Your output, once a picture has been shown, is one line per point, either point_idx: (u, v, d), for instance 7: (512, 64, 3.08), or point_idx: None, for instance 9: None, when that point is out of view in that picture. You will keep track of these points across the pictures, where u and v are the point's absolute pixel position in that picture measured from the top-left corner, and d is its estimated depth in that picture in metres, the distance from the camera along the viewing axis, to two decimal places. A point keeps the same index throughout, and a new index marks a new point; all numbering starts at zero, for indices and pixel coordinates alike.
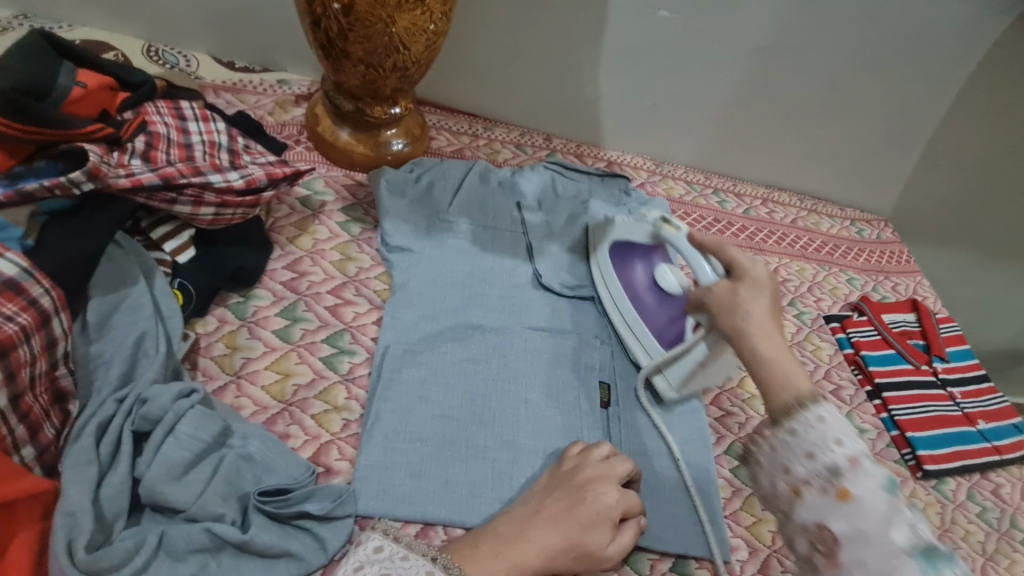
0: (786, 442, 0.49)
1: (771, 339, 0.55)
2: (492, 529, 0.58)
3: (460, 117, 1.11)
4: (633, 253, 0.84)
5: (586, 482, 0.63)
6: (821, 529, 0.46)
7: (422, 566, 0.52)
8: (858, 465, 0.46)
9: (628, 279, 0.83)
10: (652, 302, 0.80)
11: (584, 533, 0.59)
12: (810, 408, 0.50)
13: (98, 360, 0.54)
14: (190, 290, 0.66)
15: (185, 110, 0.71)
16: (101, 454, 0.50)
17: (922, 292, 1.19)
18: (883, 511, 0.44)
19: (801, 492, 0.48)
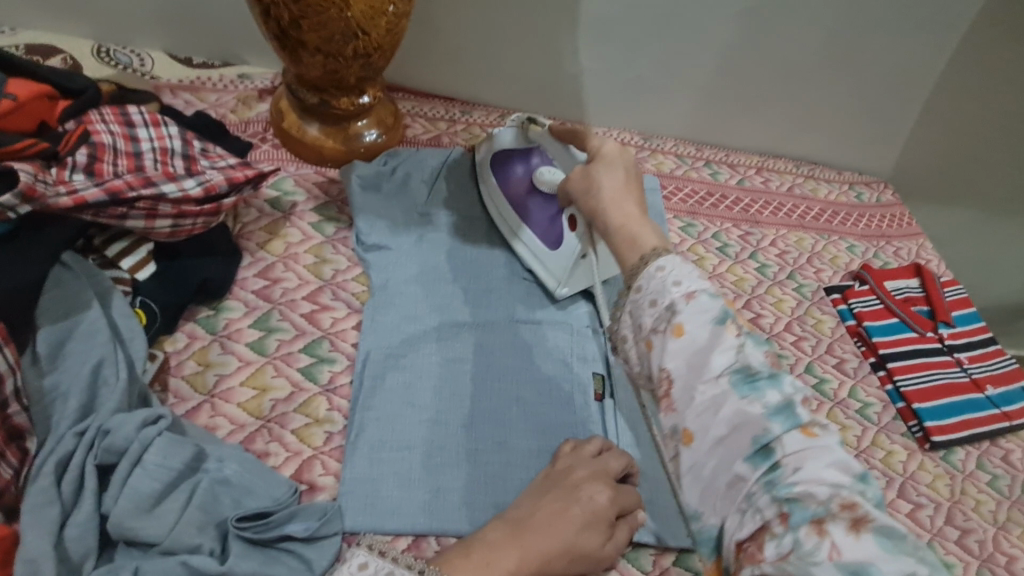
0: (635, 298, 0.50)
1: (618, 207, 0.58)
2: (483, 536, 0.56)
3: (435, 101, 1.06)
4: (510, 158, 0.83)
5: (579, 482, 0.60)
6: (662, 373, 0.46)
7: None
8: (692, 301, 0.46)
9: (508, 184, 0.83)
10: (533, 206, 0.80)
11: (579, 536, 0.56)
12: (651, 261, 0.50)
13: (55, 393, 0.51)
14: (154, 308, 0.63)
15: (133, 115, 0.66)
16: (63, 493, 0.47)
17: (925, 256, 1.15)
18: (707, 344, 0.44)
19: (650, 343, 0.48)
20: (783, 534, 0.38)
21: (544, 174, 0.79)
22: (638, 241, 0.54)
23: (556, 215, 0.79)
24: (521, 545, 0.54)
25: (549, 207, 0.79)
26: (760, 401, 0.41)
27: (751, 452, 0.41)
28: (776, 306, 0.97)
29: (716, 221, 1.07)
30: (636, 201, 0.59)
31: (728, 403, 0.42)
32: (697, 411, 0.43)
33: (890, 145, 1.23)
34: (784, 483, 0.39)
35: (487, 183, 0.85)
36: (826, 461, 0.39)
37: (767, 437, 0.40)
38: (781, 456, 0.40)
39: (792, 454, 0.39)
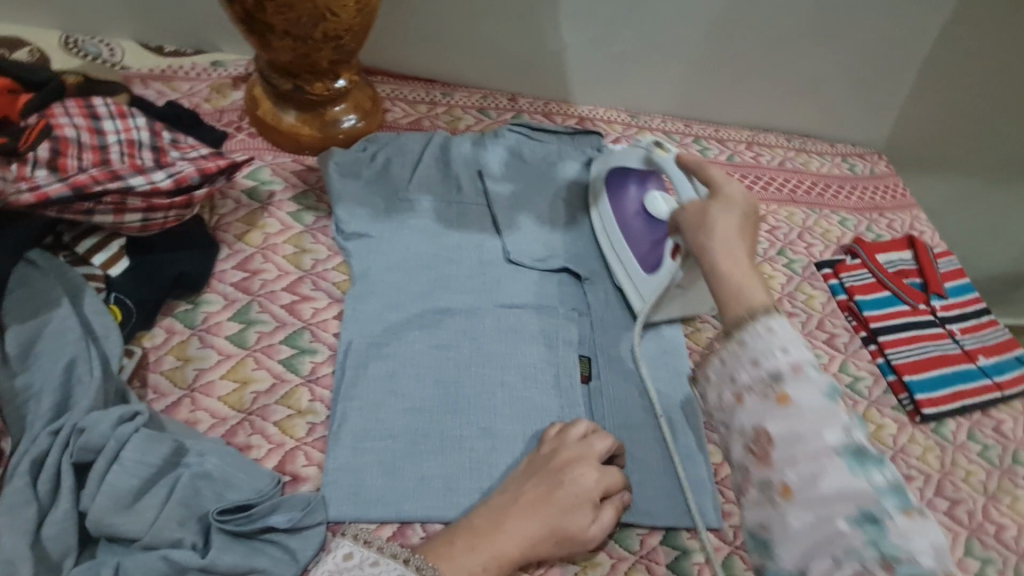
0: (734, 352, 0.50)
1: (731, 257, 0.56)
2: (467, 523, 0.56)
3: (415, 84, 1.04)
4: (628, 178, 0.83)
5: (564, 463, 0.60)
6: (758, 431, 0.47)
7: (395, 570, 0.51)
8: (801, 373, 0.47)
9: (621, 204, 0.83)
10: (640, 227, 0.80)
11: (563, 518, 0.57)
12: (761, 320, 0.50)
13: (27, 393, 0.51)
14: (128, 305, 0.62)
15: (98, 107, 0.65)
16: (40, 493, 0.47)
17: (919, 228, 1.13)
18: (820, 415, 0.45)
19: (743, 400, 0.49)
20: None
21: (660, 200, 0.78)
22: (745, 294, 0.53)
23: (659, 241, 0.77)
24: (504, 530, 0.55)
25: (656, 232, 0.78)
26: (868, 477, 0.42)
27: (858, 516, 0.41)
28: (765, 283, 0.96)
29: None
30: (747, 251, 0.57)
31: (838, 473, 0.43)
32: (798, 468, 0.44)
33: (884, 115, 1.20)
34: (894, 553, 0.40)
35: (598, 201, 0.86)
36: (927, 541, 0.41)
37: (879, 511, 0.41)
38: (888, 527, 0.41)
39: (906, 535, 0.40)
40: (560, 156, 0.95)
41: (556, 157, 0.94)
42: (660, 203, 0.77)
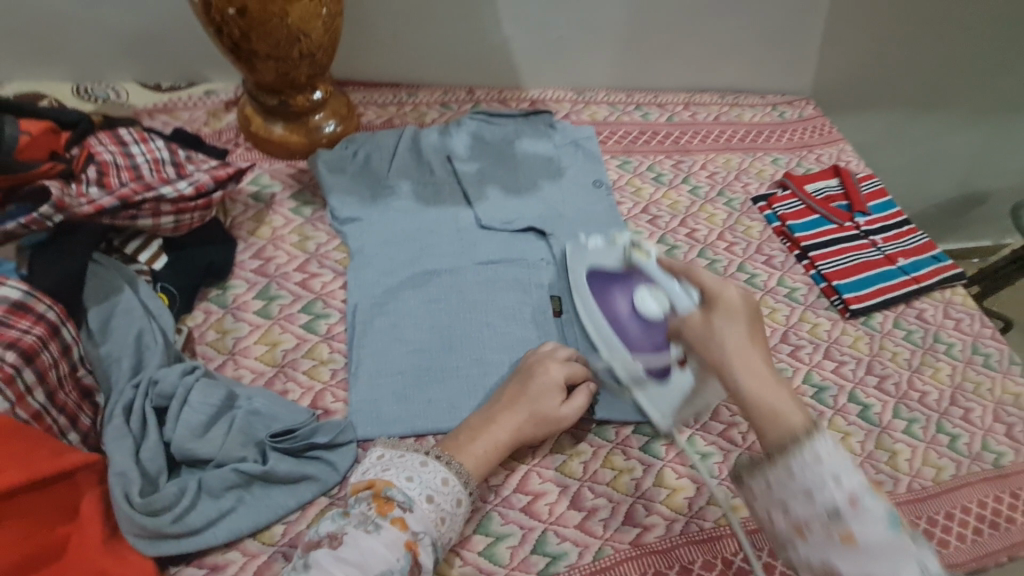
0: (783, 481, 0.54)
1: (754, 375, 0.59)
2: (466, 423, 0.70)
3: (383, 89, 1.17)
4: (611, 283, 0.84)
5: (532, 365, 0.74)
6: (828, 567, 0.52)
7: (418, 458, 0.65)
8: (859, 509, 0.51)
9: (610, 309, 0.83)
10: (636, 331, 0.79)
11: (540, 403, 0.71)
12: (805, 444, 0.54)
13: (109, 359, 0.64)
14: (173, 291, 0.75)
15: (124, 136, 0.78)
16: (133, 428, 0.61)
17: (845, 158, 1.28)
18: (885, 555, 0.49)
19: (805, 535, 0.53)
20: None
21: (648, 299, 0.78)
22: (783, 417, 0.55)
23: (660, 343, 0.77)
24: (495, 423, 0.69)
25: (655, 333, 0.77)
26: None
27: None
28: (708, 221, 1.10)
29: (650, 155, 1.19)
30: (764, 357, 0.61)
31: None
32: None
33: (802, 64, 1.35)
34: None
35: (584, 302, 0.86)
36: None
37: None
38: None
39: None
40: (517, 134, 1.10)
41: (513, 136, 1.09)
42: (650, 301, 0.78)
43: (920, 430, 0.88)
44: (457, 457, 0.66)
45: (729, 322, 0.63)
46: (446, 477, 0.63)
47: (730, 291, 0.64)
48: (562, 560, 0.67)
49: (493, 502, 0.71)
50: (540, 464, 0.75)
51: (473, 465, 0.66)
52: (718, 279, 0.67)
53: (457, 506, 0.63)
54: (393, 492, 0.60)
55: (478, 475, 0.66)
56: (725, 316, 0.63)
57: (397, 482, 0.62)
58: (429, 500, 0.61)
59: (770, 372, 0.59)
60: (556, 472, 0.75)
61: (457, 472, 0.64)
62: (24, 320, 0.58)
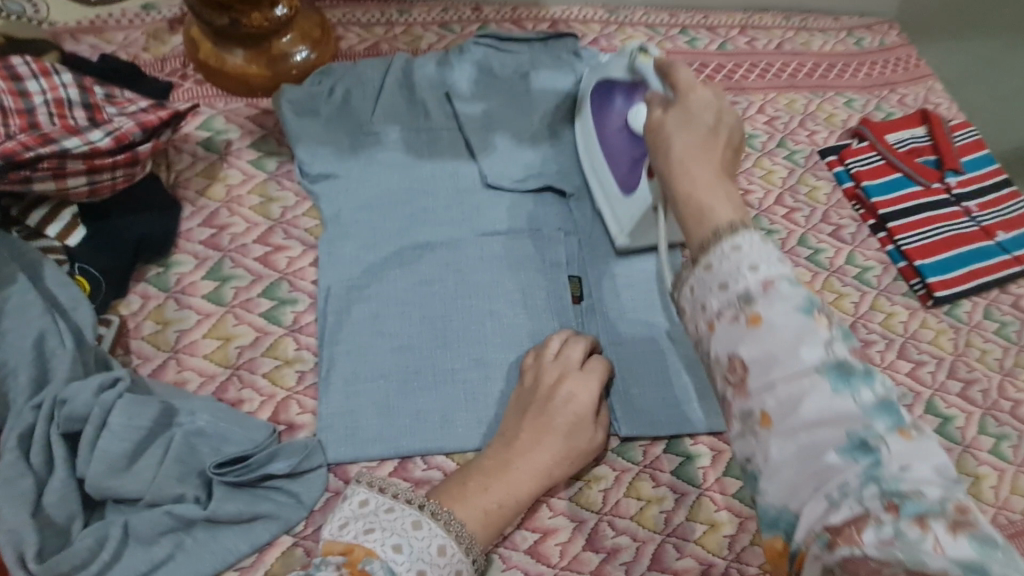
0: (700, 277, 0.43)
1: (694, 171, 0.49)
2: (478, 463, 0.57)
3: (368, 4, 0.93)
4: (614, 90, 0.76)
5: (554, 383, 0.61)
6: (730, 358, 0.41)
7: (410, 515, 0.50)
8: (773, 288, 0.40)
9: (606, 118, 0.76)
10: (621, 143, 0.74)
11: (571, 439, 0.58)
12: (727, 238, 0.43)
13: (4, 370, 0.50)
14: (95, 274, 0.60)
15: (18, 67, 0.59)
16: (34, 465, 0.48)
17: (934, 101, 1.05)
18: (795, 329, 0.38)
19: (714, 325, 0.42)
20: (885, 524, 0.33)
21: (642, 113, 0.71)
22: (711, 215, 0.45)
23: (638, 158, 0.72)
24: (514, 469, 0.56)
25: (636, 149, 0.72)
26: (853, 395, 0.36)
27: (848, 446, 0.36)
28: (764, 179, 0.90)
29: None
30: (723, 177, 0.49)
31: (820, 393, 0.37)
32: (775, 394, 0.38)
33: None
34: (890, 479, 0.34)
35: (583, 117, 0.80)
36: (926, 461, 0.35)
37: (868, 433, 0.36)
38: (883, 453, 0.35)
39: (898, 454, 0.35)
40: (533, 65, 0.88)
41: (528, 66, 0.88)
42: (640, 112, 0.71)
43: (1009, 450, 0.73)
44: (464, 518, 0.53)
45: (698, 122, 0.53)
46: (444, 545, 0.50)
47: (701, 89, 0.55)
48: None
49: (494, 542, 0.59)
50: (551, 494, 0.61)
51: (484, 526, 0.53)
52: (695, 80, 0.58)
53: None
54: (373, 563, 0.46)
55: (490, 535, 0.54)
56: (688, 112, 0.54)
57: (380, 551, 0.47)
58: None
59: (721, 178, 0.49)
60: (571, 502, 0.62)
61: (461, 537, 0.51)
62: None
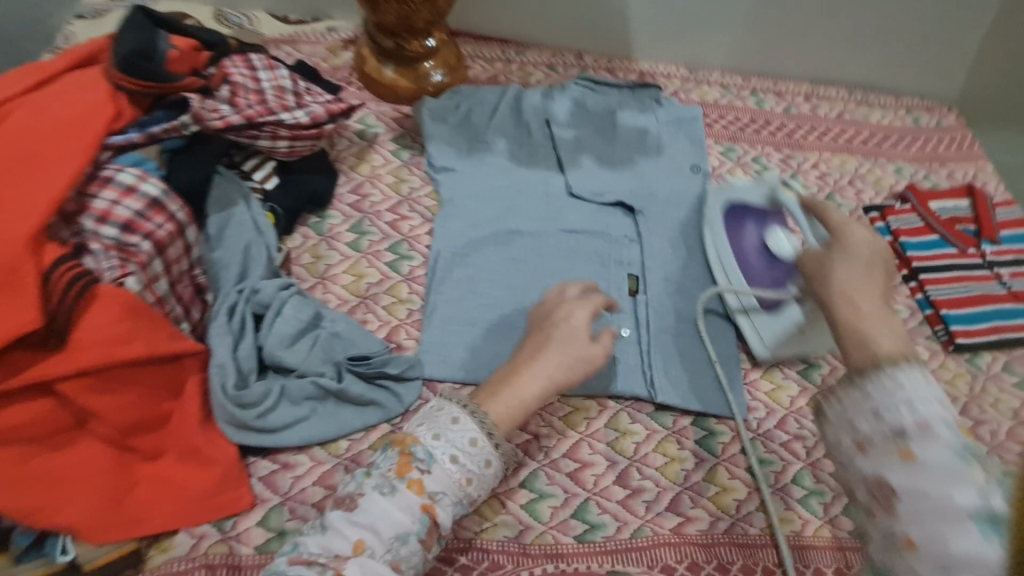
0: (856, 399, 0.50)
1: (865, 304, 0.55)
2: (493, 377, 0.66)
3: (493, 44, 1.15)
4: (746, 215, 0.87)
5: (552, 310, 0.70)
6: (879, 481, 0.47)
7: (452, 413, 0.61)
8: (927, 430, 0.46)
9: (739, 240, 0.86)
10: (760, 264, 0.84)
11: (565, 347, 0.67)
12: (888, 371, 0.50)
13: (221, 263, 0.70)
14: (279, 211, 0.81)
15: (254, 61, 0.81)
16: (233, 328, 0.67)
17: (981, 179, 1.15)
18: (949, 469, 0.44)
19: (865, 448, 0.49)
20: None
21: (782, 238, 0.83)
22: (872, 343, 0.52)
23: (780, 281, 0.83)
24: (525, 375, 0.65)
25: (778, 268, 0.83)
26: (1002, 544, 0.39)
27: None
28: None
29: (758, 146, 1.12)
30: (884, 303, 0.56)
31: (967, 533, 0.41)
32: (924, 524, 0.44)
33: (952, 65, 1.22)
34: None
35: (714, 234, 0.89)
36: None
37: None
38: None
39: None
40: (620, 106, 1.07)
41: (615, 106, 1.06)
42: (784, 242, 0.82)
43: None
44: (492, 412, 0.62)
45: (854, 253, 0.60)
46: (476, 437, 0.60)
47: (855, 229, 0.62)
48: (600, 531, 0.69)
49: (541, 462, 0.73)
50: (592, 437, 0.75)
51: (507, 417, 0.63)
52: (848, 220, 0.64)
53: (485, 467, 0.59)
54: (415, 449, 0.58)
55: (512, 424, 0.63)
56: (846, 250, 0.60)
57: (422, 439, 0.59)
58: (453, 461, 0.58)
59: (883, 309, 0.55)
60: (607, 446, 0.75)
61: (484, 425, 0.61)
62: (159, 216, 0.60)
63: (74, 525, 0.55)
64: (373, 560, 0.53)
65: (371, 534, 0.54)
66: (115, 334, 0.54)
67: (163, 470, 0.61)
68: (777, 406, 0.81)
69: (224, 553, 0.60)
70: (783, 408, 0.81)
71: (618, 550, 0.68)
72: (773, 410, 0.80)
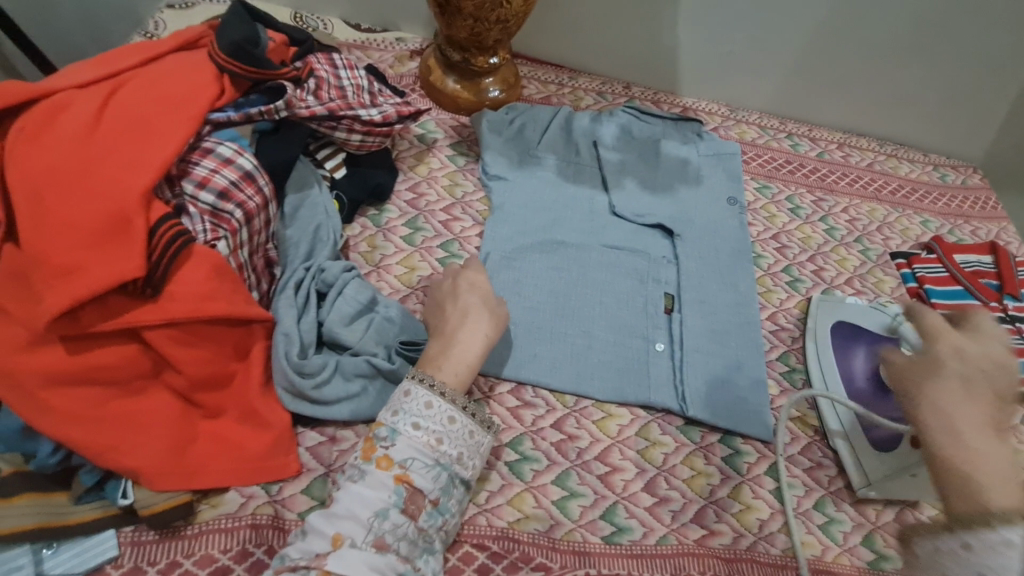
0: None
1: (966, 445, 0.50)
2: (428, 349, 0.70)
3: (548, 68, 1.22)
4: (857, 339, 0.87)
5: (454, 285, 0.75)
6: None
7: (403, 391, 0.65)
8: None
9: (847, 363, 0.86)
10: (869, 392, 0.82)
11: (476, 311, 0.72)
12: (995, 531, 0.45)
13: (291, 241, 0.74)
14: (344, 200, 0.85)
15: (337, 61, 0.87)
16: (298, 301, 0.70)
17: (1004, 238, 1.19)
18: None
19: None
20: None
21: None
22: (979, 497, 0.48)
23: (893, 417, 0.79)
24: (460, 342, 0.69)
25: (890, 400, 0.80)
26: None
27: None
28: (839, 263, 1.07)
29: (792, 186, 1.17)
30: (994, 433, 0.51)
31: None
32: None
33: (980, 128, 1.27)
34: None
35: (818, 348, 0.89)
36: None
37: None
38: None
39: None
40: (663, 136, 1.12)
41: (659, 136, 1.12)
42: None
43: None
44: (445, 378, 0.66)
45: (956, 374, 0.53)
46: (430, 399, 0.64)
47: (952, 339, 0.55)
48: (627, 534, 0.71)
49: (573, 462, 0.75)
50: (623, 443, 0.78)
51: (458, 379, 0.67)
52: (943, 324, 0.57)
53: (450, 423, 0.64)
54: (378, 430, 0.63)
55: (464, 384, 0.68)
56: (942, 369, 0.54)
57: (385, 419, 0.64)
58: (415, 427, 0.63)
59: (991, 440, 0.50)
60: (637, 454, 0.77)
61: (443, 391, 0.65)
62: (250, 188, 0.65)
63: (138, 470, 0.57)
64: (355, 548, 0.56)
65: (349, 524, 0.57)
66: (203, 290, 0.58)
67: (221, 428, 0.63)
68: (802, 433, 0.83)
69: (269, 515, 0.62)
70: (808, 436, 0.82)
71: (644, 555, 0.70)
72: (798, 437, 0.82)
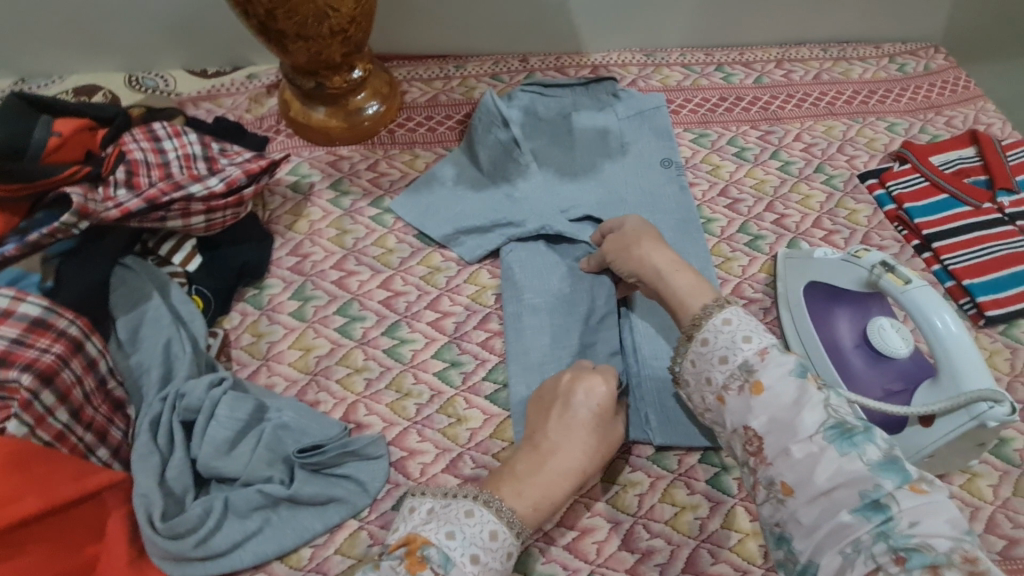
0: None
1: (676, 275, 0.61)
2: (511, 469, 0.59)
3: (429, 62, 1.06)
4: (837, 302, 0.73)
5: (569, 388, 0.63)
6: None
7: (464, 505, 0.54)
8: (767, 357, 0.51)
9: (831, 334, 0.73)
10: (862, 366, 0.69)
11: (588, 432, 0.60)
12: (716, 314, 0.55)
13: (138, 369, 0.64)
14: (207, 294, 0.73)
15: (158, 130, 0.74)
16: (159, 445, 0.60)
17: (985, 121, 1.04)
18: (792, 396, 0.49)
19: None
20: None
21: (891, 333, 0.68)
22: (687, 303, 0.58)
23: (895, 391, 0.67)
24: (555, 457, 0.59)
25: (886, 374, 0.68)
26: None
27: (862, 506, 0.43)
28: (802, 204, 0.93)
29: (731, 126, 1.02)
30: (690, 272, 0.61)
31: (830, 458, 0.46)
32: (794, 466, 0.47)
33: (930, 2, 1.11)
34: (898, 536, 0.41)
35: (798, 323, 0.76)
36: (938, 515, 0.42)
37: (879, 492, 0.43)
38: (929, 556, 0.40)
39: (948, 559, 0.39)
40: (575, 107, 0.96)
41: (570, 109, 0.96)
42: (891, 337, 0.68)
43: None
44: (514, 505, 0.56)
45: (615, 247, 0.68)
46: (495, 529, 0.53)
47: (631, 221, 0.69)
48: None
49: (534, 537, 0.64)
50: (589, 495, 0.66)
51: (534, 513, 0.56)
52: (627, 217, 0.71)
53: (508, 559, 0.53)
54: (431, 551, 0.49)
55: (541, 519, 0.57)
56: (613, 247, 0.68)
57: (435, 538, 0.51)
58: (474, 561, 0.51)
59: (675, 273, 0.61)
60: (608, 505, 0.66)
61: (512, 522, 0.54)
62: (44, 338, 0.58)
63: None
64: None
65: None
66: None
67: None
68: None
69: None
70: None
71: None
72: None
